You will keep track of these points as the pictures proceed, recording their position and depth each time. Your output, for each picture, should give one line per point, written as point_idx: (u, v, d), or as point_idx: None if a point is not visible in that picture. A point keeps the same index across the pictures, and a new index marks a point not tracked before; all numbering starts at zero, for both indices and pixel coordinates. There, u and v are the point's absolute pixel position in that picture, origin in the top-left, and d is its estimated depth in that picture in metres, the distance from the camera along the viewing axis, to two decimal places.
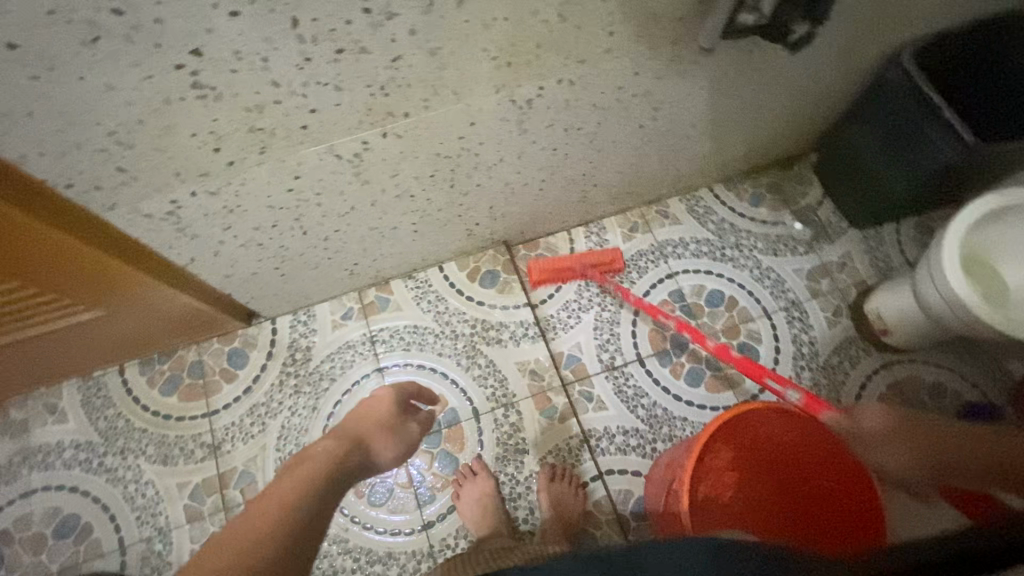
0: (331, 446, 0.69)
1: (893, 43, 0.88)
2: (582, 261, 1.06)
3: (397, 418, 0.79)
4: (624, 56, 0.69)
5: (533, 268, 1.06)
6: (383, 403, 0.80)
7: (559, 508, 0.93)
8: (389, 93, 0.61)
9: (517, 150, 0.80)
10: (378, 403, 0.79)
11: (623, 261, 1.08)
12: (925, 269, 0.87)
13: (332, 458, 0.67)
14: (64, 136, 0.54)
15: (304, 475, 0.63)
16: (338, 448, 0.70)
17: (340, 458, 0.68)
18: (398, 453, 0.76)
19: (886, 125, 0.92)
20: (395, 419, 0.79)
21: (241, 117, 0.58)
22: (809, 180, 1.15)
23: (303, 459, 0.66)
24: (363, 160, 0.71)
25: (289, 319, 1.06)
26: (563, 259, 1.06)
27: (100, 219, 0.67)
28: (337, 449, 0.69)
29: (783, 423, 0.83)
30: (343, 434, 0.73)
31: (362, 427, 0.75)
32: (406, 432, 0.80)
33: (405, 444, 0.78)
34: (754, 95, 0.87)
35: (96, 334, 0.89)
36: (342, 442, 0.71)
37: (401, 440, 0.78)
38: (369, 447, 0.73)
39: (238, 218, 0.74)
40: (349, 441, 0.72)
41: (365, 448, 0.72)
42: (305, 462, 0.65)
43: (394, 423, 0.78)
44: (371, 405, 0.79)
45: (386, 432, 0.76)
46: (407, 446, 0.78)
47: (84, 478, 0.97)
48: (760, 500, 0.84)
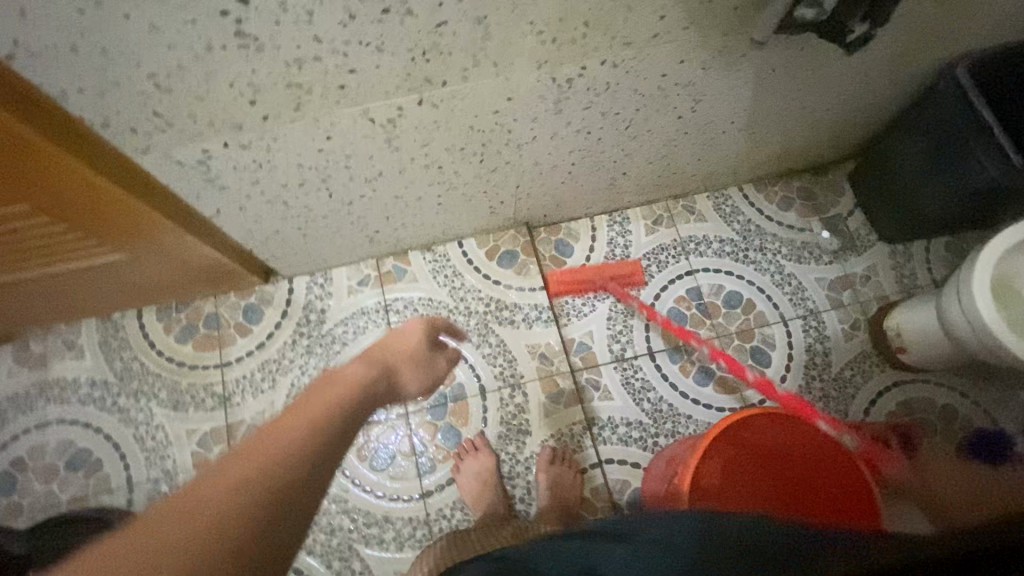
0: (361, 371, 0.65)
1: (949, 53, 0.85)
2: (601, 275, 1.06)
3: (424, 353, 0.80)
4: (671, 43, 0.67)
5: (552, 278, 1.06)
6: (414, 334, 0.80)
7: (557, 492, 0.94)
8: (430, 60, 0.60)
9: (550, 130, 0.79)
10: (406, 336, 0.79)
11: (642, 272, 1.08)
12: (953, 291, 0.85)
13: (365, 378, 0.64)
14: (105, 74, 0.54)
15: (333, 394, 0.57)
16: (370, 370, 0.66)
17: (374, 380, 0.65)
18: (423, 383, 0.77)
19: (930, 139, 0.89)
20: (421, 353, 0.79)
21: (281, 71, 0.58)
22: (842, 189, 1.12)
23: (331, 380, 0.61)
24: (396, 127, 0.70)
25: (306, 281, 1.07)
26: (581, 271, 1.06)
27: (132, 162, 0.67)
28: (368, 369, 0.66)
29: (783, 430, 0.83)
30: (372, 360, 0.69)
31: (395, 355, 0.74)
32: (433, 365, 0.80)
33: (430, 380, 0.78)
34: (799, 95, 0.85)
35: (119, 277, 0.91)
36: (372, 367, 0.67)
37: (429, 374, 0.79)
38: (398, 373, 0.72)
39: (267, 174, 0.74)
40: (380, 366, 0.69)
41: (396, 373, 0.71)
42: (334, 381, 0.60)
43: (422, 358, 0.78)
44: (401, 337, 0.78)
45: (412, 363, 0.76)
46: (431, 380, 0.79)
47: (98, 415, 1.00)
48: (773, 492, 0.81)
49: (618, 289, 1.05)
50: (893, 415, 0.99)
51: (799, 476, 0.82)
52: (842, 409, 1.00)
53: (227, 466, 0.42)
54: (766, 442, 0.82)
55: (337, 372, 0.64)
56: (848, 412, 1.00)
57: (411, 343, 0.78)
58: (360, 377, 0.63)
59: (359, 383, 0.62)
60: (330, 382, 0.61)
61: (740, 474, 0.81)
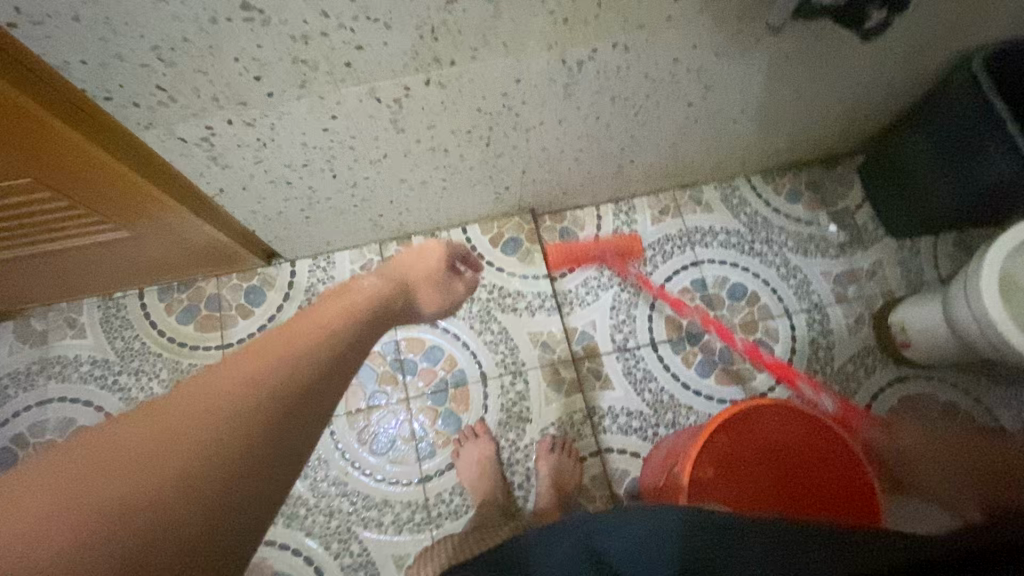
0: (378, 285, 0.74)
1: (966, 44, 0.83)
2: (602, 247, 1.07)
3: (441, 274, 0.89)
4: (685, 27, 0.66)
5: (551, 251, 1.07)
6: (430, 259, 0.89)
7: (555, 479, 0.94)
8: (439, 38, 0.59)
9: (559, 114, 0.78)
10: (424, 258, 0.88)
11: (641, 245, 1.08)
12: (960, 287, 0.84)
13: (379, 296, 0.72)
14: (108, 45, 0.53)
15: (347, 306, 0.66)
16: (385, 288, 0.75)
17: (388, 297, 0.73)
18: (442, 301, 0.86)
19: (943, 132, 0.88)
20: (439, 274, 0.88)
21: (287, 46, 0.56)
22: (851, 183, 1.11)
23: (349, 291, 0.71)
24: (402, 107, 0.69)
25: (309, 264, 1.06)
26: (581, 245, 1.07)
27: (135, 137, 0.66)
28: (383, 286, 0.75)
29: (785, 422, 0.82)
30: (391, 277, 0.79)
31: (412, 274, 0.83)
32: (451, 287, 0.89)
33: (448, 301, 0.87)
34: (812, 84, 0.84)
35: (120, 255, 0.90)
36: (389, 280, 0.78)
37: (444, 293, 0.87)
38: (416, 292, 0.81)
39: (271, 153, 0.73)
40: (396, 283, 0.78)
41: (410, 291, 0.80)
42: (351, 292, 0.70)
43: (439, 278, 0.87)
44: (419, 258, 0.88)
45: (430, 284, 0.85)
46: (449, 301, 0.88)
47: (98, 393, 1.00)
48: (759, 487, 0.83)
49: (618, 263, 1.07)
50: (894, 411, 0.99)
51: (791, 471, 0.82)
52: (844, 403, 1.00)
53: (278, 338, 0.57)
54: (767, 430, 0.82)
55: (355, 285, 0.73)
56: None
57: (427, 262, 0.88)
58: (374, 294, 0.71)
59: (373, 295, 0.71)
60: (344, 296, 0.69)
61: (739, 459, 0.82)
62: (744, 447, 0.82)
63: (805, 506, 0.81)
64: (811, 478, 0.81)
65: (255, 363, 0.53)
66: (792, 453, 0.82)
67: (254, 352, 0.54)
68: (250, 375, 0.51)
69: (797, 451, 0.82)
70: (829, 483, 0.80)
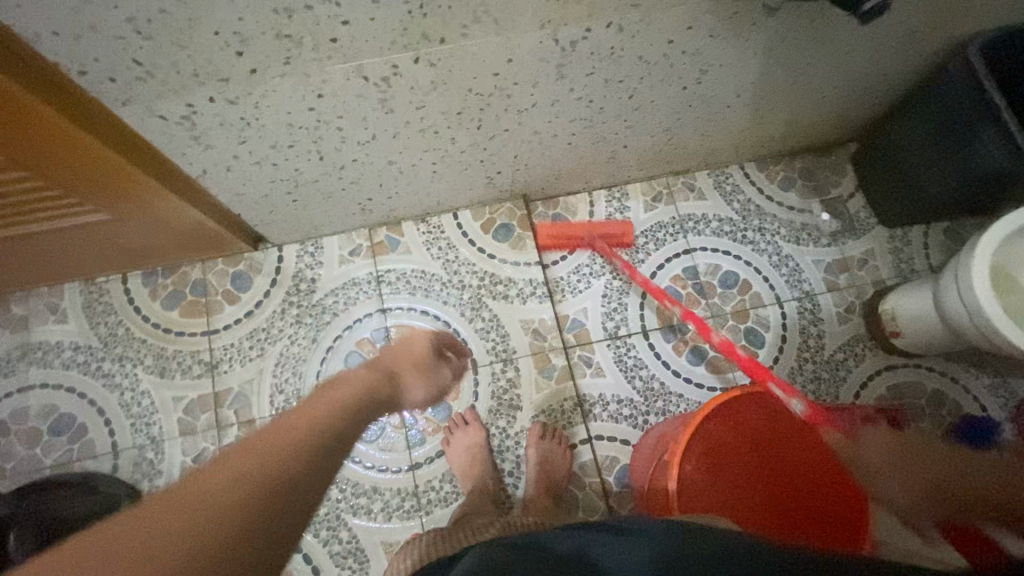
0: (369, 380, 0.63)
1: (964, 30, 0.82)
2: (593, 233, 1.04)
3: (432, 361, 0.77)
4: (680, 6, 0.64)
5: (540, 231, 1.05)
6: (418, 345, 0.76)
7: (545, 467, 0.94)
8: (428, 14, 0.57)
9: (552, 96, 0.76)
10: (414, 346, 0.75)
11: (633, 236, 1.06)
12: (951, 275, 0.84)
13: (369, 390, 0.61)
14: (80, 16, 0.50)
15: (338, 400, 0.55)
16: (373, 379, 0.64)
17: (377, 391, 0.62)
18: (427, 394, 0.74)
19: (938, 120, 0.87)
20: (429, 361, 0.76)
21: (270, 20, 0.54)
22: (844, 171, 1.11)
23: (338, 382, 0.59)
24: (390, 86, 0.67)
25: (297, 249, 1.04)
26: (572, 227, 1.04)
27: (112, 115, 0.64)
28: (372, 377, 0.64)
29: (773, 417, 0.83)
30: (378, 364, 0.68)
31: (402, 363, 0.71)
32: (439, 374, 0.77)
33: (435, 389, 0.76)
34: (808, 69, 0.82)
35: (103, 238, 0.88)
36: (376, 372, 0.66)
37: (433, 384, 0.75)
38: (403, 384, 0.69)
39: (256, 133, 0.71)
40: (385, 374, 0.67)
41: (399, 383, 0.69)
42: (339, 385, 0.58)
43: (429, 365, 0.75)
44: (408, 344, 0.75)
45: (419, 373, 0.73)
46: (436, 389, 0.77)
47: (81, 380, 0.98)
48: (743, 497, 0.81)
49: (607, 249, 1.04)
50: (882, 399, 1.00)
51: (776, 480, 0.82)
52: (833, 391, 1.01)
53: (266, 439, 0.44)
54: (761, 434, 0.83)
55: (342, 376, 0.62)
56: (838, 394, 1.00)
57: (419, 350, 0.76)
58: (362, 388, 0.60)
59: (362, 392, 0.59)
60: (334, 387, 0.58)
61: (727, 459, 0.82)
62: (735, 446, 0.83)
63: (781, 525, 0.80)
64: (792, 492, 0.81)
65: (231, 477, 0.39)
66: (781, 463, 0.83)
67: (247, 446, 0.42)
68: (252, 467, 0.40)
69: (783, 461, 0.83)
70: (807, 499, 0.81)
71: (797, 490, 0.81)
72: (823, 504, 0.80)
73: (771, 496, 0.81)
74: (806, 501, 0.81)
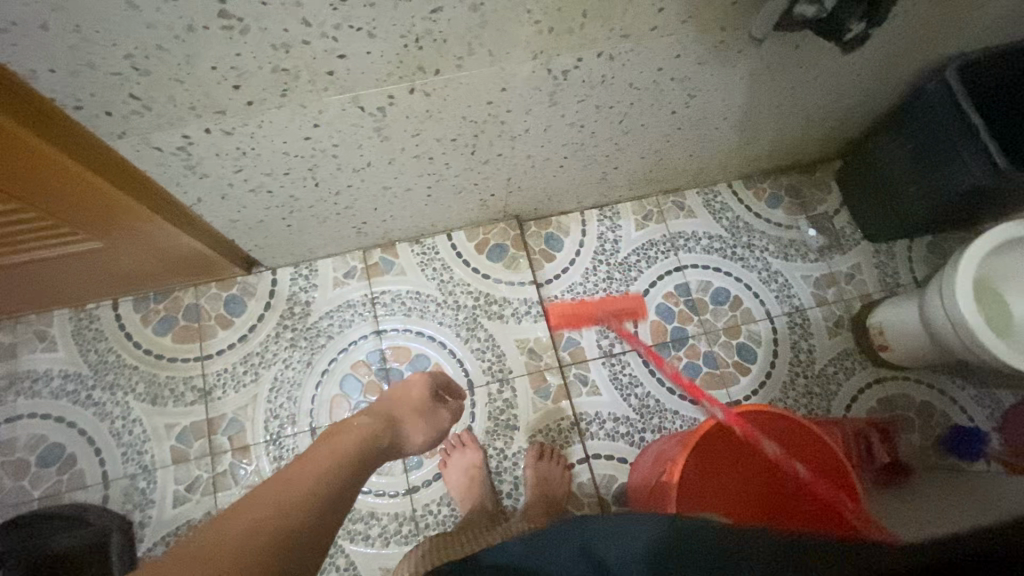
0: (367, 426, 0.69)
1: (938, 55, 0.86)
2: (605, 308, 1.05)
3: (428, 404, 0.80)
4: (670, 36, 0.66)
5: (552, 310, 1.05)
6: (414, 389, 0.80)
7: (543, 487, 0.94)
8: (423, 47, 0.58)
9: (545, 122, 0.77)
10: (410, 390, 0.80)
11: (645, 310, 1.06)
12: (935, 290, 0.86)
13: (367, 437, 0.67)
14: (77, 54, 0.51)
15: (335, 452, 0.61)
16: (372, 428, 0.69)
17: (375, 439, 0.67)
18: (428, 436, 0.77)
19: (918, 140, 0.90)
20: (426, 405, 0.80)
21: (267, 55, 0.55)
22: (829, 188, 1.13)
23: (337, 433, 0.66)
24: (386, 115, 0.68)
25: (291, 272, 1.04)
26: (586, 303, 1.05)
27: (108, 147, 0.64)
28: (373, 426, 0.69)
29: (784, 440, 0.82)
30: (377, 413, 0.73)
31: (398, 410, 0.76)
32: (437, 418, 0.80)
33: (434, 433, 0.78)
34: (791, 93, 0.85)
35: (96, 266, 0.87)
36: (377, 420, 0.71)
37: (432, 425, 0.78)
38: (400, 430, 0.73)
39: (251, 162, 0.71)
40: (383, 421, 0.72)
41: (397, 430, 0.73)
42: (340, 434, 0.65)
43: (426, 408, 0.79)
44: (404, 390, 0.80)
45: (416, 416, 0.77)
46: (436, 432, 0.79)
47: (72, 409, 0.96)
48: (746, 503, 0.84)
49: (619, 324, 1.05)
50: (872, 412, 1.01)
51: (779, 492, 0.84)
52: (825, 405, 1.02)
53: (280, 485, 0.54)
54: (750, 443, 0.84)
55: (341, 426, 0.68)
56: (831, 407, 1.02)
57: (415, 394, 0.79)
58: (362, 439, 0.66)
59: (363, 438, 0.66)
60: (334, 439, 0.64)
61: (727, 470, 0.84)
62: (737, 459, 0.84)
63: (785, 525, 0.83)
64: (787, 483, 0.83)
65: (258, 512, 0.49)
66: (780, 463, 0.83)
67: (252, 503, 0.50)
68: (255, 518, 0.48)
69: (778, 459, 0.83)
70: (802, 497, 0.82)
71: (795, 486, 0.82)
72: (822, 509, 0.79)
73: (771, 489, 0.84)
74: (803, 498, 0.82)
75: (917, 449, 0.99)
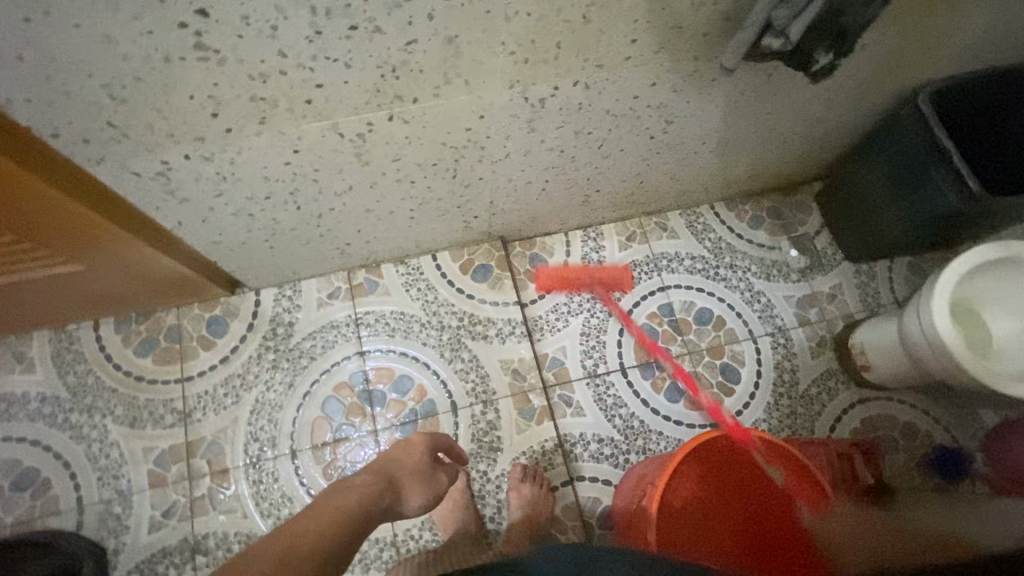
0: (368, 485, 0.67)
1: (910, 83, 0.88)
2: (591, 275, 1.08)
3: (429, 466, 0.78)
4: (643, 66, 0.68)
5: (540, 274, 1.08)
6: (414, 450, 0.79)
7: (527, 511, 0.92)
8: (400, 77, 0.59)
9: (524, 147, 0.79)
10: (410, 450, 0.78)
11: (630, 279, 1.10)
12: (913, 312, 0.87)
13: (366, 497, 0.65)
14: (54, 84, 0.52)
15: (338, 508, 0.60)
16: (371, 487, 0.67)
17: (374, 498, 0.65)
18: (427, 500, 0.74)
19: (894, 164, 0.92)
20: (425, 467, 0.77)
21: (244, 84, 0.56)
22: (809, 209, 1.15)
23: (338, 492, 0.64)
24: (366, 141, 0.69)
25: (274, 292, 1.04)
26: (573, 269, 1.09)
27: (86, 173, 0.64)
28: (371, 486, 0.67)
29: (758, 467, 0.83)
30: (379, 470, 0.72)
31: (399, 468, 0.74)
32: (436, 481, 0.77)
33: (434, 495, 0.75)
34: (768, 117, 0.87)
35: (76, 288, 0.87)
36: (378, 478, 0.70)
37: (431, 489, 0.75)
38: (401, 489, 0.71)
39: (231, 187, 0.72)
40: (383, 479, 0.70)
41: (397, 489, 0.71)
42: (342, 493, 0.64)
43: (426, 471, 0.77)
44: (405, 450, 0.78)
45: (416, 476, 0.75)
46: (434, 495, 0.76)
47: (47, 432, 0.95)
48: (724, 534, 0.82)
49: (602, 292, 1.08)
50: (856, 432, 1.01)
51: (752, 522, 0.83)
52: (809, 425, 1.02)
53: (285, 536, 0.53)
54: (730, 473, 0.84)
55: (342, 484, 0.66)
56: (814, 428, 1.02)
57: (415, 456, 0.77)
58: (362, 497, 0.64)
59: (365, 496, 0.65)
60: (337, 496, 0.63)
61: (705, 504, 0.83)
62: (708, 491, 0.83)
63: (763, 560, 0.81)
64: (756, 527, 0.83)
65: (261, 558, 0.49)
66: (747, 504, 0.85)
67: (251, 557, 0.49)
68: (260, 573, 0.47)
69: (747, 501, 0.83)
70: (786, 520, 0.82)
71: (761, 525, 0.83)
72: (792, 554, 0.81)
73: (737, 544, 0.81)
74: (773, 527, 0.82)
75: (901, 470, 0.99)
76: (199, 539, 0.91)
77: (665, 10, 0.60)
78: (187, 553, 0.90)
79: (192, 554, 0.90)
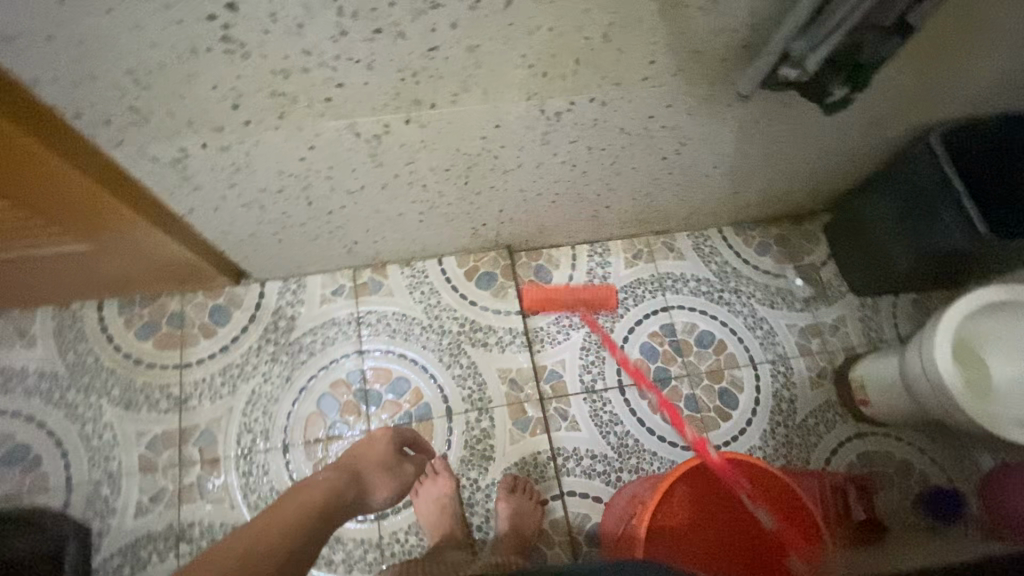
0: (331, 483, 0.67)
1: (923, 122, 0.88)
2: (575, 296, 1.07)
3: (394, 459, 0.77)
4: (660, 87, 0.68)
5: (524, 295, 1.07)
6: (377, 445, 0.77)
7: (514, 521, 0.92)
8: (420, 81, 0.60)
9: (537, 158, 0.79)
10: (374, 446, 0.77)
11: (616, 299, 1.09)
12: (915, 348, 0.86)
13: (329, 494, 0.65)
14: (80, 66, 0.53)
15: (298, 506, 0.61)
16: (334, 484, 0.67)
17: (338, 495, 0.66)
18: (392, 493, 0.74)
19: (903, 200, 0.92)
20: (391, 459, 0.77)
21: (266, 79, 0.57)
22: (817, 239, 1.15)
23: (299, 490, 0.64)
24: (381, 142, 0.69)
25: (279, 285, 1.05)
26: (557, 290, 1.07)
27: (104, 155, 0.65)
28: (335, 483, 0.67)
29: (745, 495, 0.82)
30: (340, 467, 0.71)
31: (363, 464, 0.73)
32: (403, 472, 0.77)
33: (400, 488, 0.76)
34: (780, 146, 0.87)
35: (83, 267, 0.88)
36: (340, 475, 0.69)
37: (398, 479, 0.75)
38: (366, 484, 0.71)
39: (245, 178, 0.73)
40: (347, 477, 0.70)
41: (361, 485, 0.71)
42: (304, 491, 0.64)
43: (391, 463, 0.76)
44: (368, 445, 0.77)
45: (381, 472, 0.75)
46: (401, 488, 0.76)
47: (43, 409, 0.95)
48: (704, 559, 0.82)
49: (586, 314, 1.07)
50: (851, 467, 1.00)
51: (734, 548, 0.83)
52: (804, 456, 1.01)
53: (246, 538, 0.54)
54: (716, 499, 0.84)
55: (305, 482, 0.66)
56: (810, 459, 1.01)
57: (379, 449, 0.77)
58: (324, 495, 0.64)
59: (327, 494, 0.65)
60: (298, 495, 0.63)
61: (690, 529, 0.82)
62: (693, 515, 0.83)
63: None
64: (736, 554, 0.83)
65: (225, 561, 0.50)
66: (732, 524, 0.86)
67: (207, 563, 0.50)
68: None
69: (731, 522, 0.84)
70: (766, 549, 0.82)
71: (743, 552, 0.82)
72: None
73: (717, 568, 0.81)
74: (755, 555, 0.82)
75: (894, 507, 0.98)
76: (184, 527, 0.91)
77: (684, 34, 0.61)
78: (171, 540, 0.90)
79: (176, 541, 0.90)
